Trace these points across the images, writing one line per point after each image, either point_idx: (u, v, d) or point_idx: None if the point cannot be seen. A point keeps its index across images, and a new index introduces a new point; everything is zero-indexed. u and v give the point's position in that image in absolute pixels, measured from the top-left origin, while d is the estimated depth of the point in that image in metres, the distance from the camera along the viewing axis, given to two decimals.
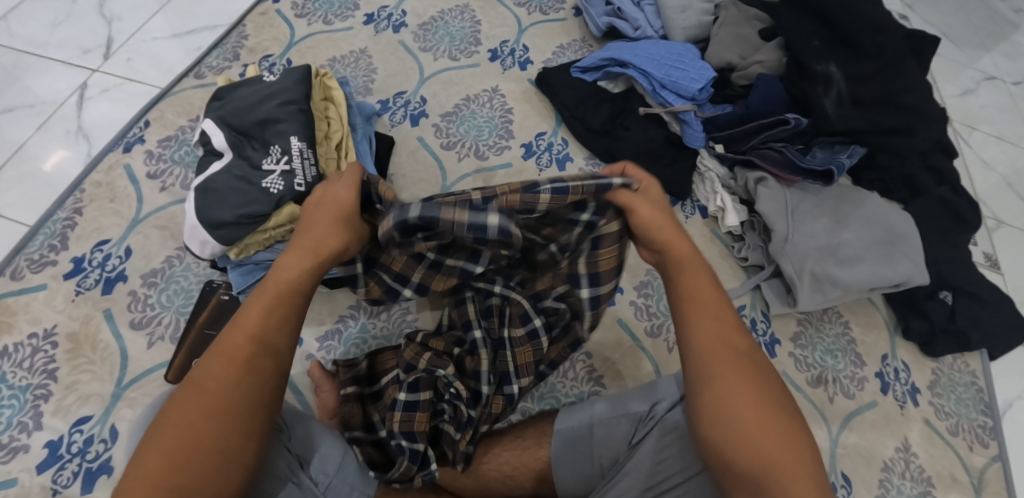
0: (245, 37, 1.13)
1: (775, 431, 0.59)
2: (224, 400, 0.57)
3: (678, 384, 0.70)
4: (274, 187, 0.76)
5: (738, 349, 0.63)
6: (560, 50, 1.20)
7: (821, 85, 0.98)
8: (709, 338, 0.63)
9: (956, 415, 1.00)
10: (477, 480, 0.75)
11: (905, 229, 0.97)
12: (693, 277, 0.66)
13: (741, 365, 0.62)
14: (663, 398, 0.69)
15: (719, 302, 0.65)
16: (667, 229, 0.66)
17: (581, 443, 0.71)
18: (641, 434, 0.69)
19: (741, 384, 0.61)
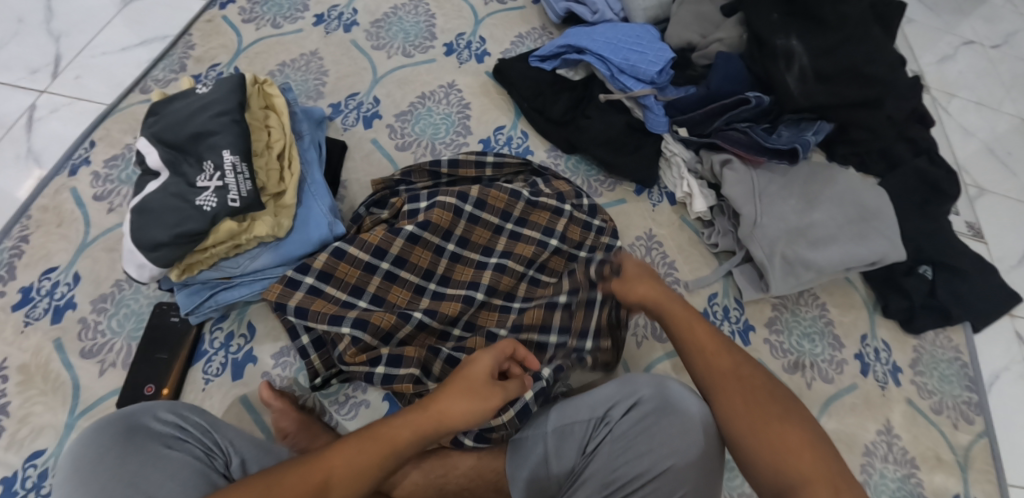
0: (191, 47, 1.09)
1: (792, 434, 0.60)
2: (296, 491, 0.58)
3: (649, 382, 0.69)
4: (208, 204, 0.74)
5: (746, 374, 0.64)
6: (518, 40, 1.17)
7: (782, 61, 0.95)
8: (721, 369, 0.65)
9: (940, 392, 0.97)
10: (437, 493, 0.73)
11: (880, 206, 0.93)
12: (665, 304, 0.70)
13: (753, 389, 0.63)
14: (618, 402, 0.69)
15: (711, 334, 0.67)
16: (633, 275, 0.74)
17: (534, 454, 0.69)
18: (594, 441, 0.68)
19: (772, 404, 0.62)
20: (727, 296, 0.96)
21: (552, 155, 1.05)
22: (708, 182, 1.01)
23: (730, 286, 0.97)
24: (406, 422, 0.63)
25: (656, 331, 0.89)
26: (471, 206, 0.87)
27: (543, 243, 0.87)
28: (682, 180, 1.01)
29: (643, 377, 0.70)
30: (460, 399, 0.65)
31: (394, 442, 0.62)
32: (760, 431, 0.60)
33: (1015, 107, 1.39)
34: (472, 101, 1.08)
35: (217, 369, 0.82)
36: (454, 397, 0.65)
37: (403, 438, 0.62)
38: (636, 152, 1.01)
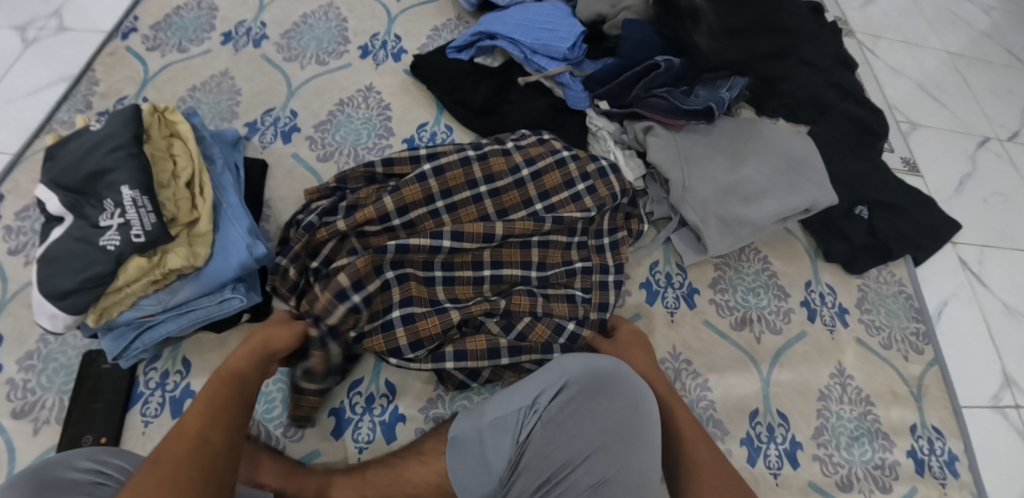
0: (96, 83, 1.06)
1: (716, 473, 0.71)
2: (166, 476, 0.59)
3: (578, 361, 0.69)
4: (112, 244, 0.71)
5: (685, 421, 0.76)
6: (435, 33, 1.15)
7: (690, 21, 0.94)
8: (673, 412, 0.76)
9: (888, 328, 0.99)
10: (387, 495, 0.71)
11: (804, 153, 0.94)
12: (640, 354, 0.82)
13: (693, 435, 0.74)
14: (547, 388, 0.68)
15: (656, 372, 0.81)
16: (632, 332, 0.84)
17: (473, 451, 0.68)
18: (528, 431, 0.67)
19: (703, 444, 0.73)
20: (669, 263, 0.96)
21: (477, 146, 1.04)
22: (636, 150, 0.99)
23: (670, 252, 0.97)
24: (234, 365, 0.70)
25: None
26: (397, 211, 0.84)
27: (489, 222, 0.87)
28: (610, 151, 0.99)
29: (571, 357, 0.70)
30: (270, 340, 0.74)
31: (236, 376, 0.69)
32: (703, 471, 0.71)
33: (940, 41, 1.41)
34: (392, 102, 1.07)
35: (156, 409, 0.80)
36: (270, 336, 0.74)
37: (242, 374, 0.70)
38: (560, 131, 1.01)
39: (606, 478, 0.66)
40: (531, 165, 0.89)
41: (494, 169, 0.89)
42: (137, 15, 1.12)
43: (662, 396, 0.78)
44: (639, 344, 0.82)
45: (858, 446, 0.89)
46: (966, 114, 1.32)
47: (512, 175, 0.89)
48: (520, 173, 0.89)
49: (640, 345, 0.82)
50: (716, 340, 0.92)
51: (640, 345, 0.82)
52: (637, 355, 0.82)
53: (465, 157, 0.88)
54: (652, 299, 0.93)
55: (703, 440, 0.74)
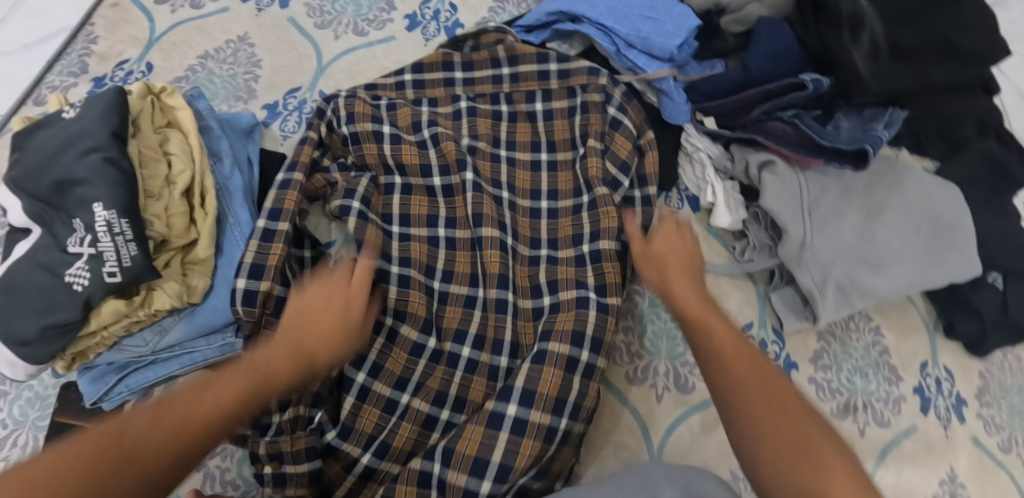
0: (94, 40, 0.89)
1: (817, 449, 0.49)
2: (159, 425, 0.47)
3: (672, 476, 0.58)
4: (78, 282, 0.57)
5: (767, 374, 0.54)
6: (498, 5, 0.95)
7: (848, 30, 0.71)
8: (749, 374, 0.54)
9: (1010, 426, 0.82)
10: None
11: (958, 214, 0.73)
12: (721, 338, 0.57)
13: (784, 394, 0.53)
14: None
15: (752, 353, 0.56)
16: (701, 317, 0.59)
17: None
18: None
19: (782, 408, 0.52)
20: (764, 327, 0.79)
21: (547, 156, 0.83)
22: (741, 183, 0.81)
23: (767, 313, 0.80)
24: (221, 386, 0.52)
25: (678, 380, 0.75)
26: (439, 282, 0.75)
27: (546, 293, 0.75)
28: (708, 182, 0.80)
29: (663, 470, 0.59)
30: (325, 314, 0.60)
31: (275, 371, 0.56)
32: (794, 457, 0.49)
33: None
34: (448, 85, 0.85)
35: None
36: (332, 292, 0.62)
37: (285, 376, 0.56)
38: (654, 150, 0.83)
39: None
40: (591, 194, 0.79)
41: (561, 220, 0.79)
42: None
43: (727, 343, 0.56)
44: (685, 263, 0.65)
45: None
46: None
47: (573, 199, 0.80)
48: (580, 199, 0.79)
49: (683, 266, 0.65)
50: None
51: (684, 251, 0.66)
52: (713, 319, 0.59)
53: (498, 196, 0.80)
54: None
55: (801, 411, 0.52)
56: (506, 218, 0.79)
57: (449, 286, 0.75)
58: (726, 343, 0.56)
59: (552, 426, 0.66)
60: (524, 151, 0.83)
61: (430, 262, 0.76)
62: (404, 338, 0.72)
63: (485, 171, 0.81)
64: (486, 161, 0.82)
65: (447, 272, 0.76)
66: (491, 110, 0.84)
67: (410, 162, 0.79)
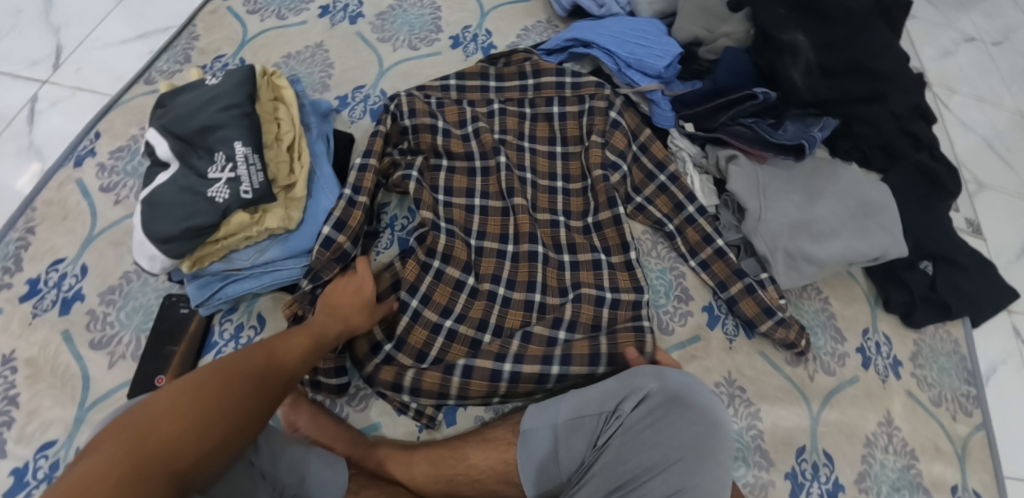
0: (196, 38, 1.10)
1: None
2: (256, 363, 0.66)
3: (653, 376, 0.74)
4: (220, 196, 0.73)
5: None
6: (524, 33, 1.17)
7: (789, 56, 0.93)
8: None
9: (938, 385, 0.99)
10: (469, 472, 0.76)
11: (883, 201, 0.93)
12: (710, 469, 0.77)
13: None
14: (628, 396, 0.73)
15: None
16: None
17: (536, 446, 0.74)
18: (604, 436, 0.73)
19: None
20: None
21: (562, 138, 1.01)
22: (714, 176, 1.00)
23: None
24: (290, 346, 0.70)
25: (662, 324, 0.92)
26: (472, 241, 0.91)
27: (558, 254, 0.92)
28: (688, 173, 1.00)
29: (647, 369, 0.75)
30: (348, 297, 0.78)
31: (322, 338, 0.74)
32: None
33: (1015, 102, 1.42)
34: (484, 91, 1.01)
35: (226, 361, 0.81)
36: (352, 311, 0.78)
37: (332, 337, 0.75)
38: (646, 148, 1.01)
39: (680, 489, 0.66)
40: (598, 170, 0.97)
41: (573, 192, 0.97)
42: None
43: None
44: None
45: (899, 496, 0.89)
46: None
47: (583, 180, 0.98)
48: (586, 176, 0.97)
49: None
50: (771, 371, 0.92)
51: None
52: None
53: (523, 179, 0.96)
54: (713, 323, 0.93)
55: None
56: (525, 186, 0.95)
57: (483, 242, 0.92)
58: None
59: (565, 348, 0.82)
60: (543, 143, 0.99)
61: (467, 225, 0.92)
62: (448, 276, 0.88)
63: (513, 158, 0.97)
64: (513, 150, 0.98)
65: (480, 232, 0.92)
66: (518, 112, 1.00)
67: (455, 149, 0.96)
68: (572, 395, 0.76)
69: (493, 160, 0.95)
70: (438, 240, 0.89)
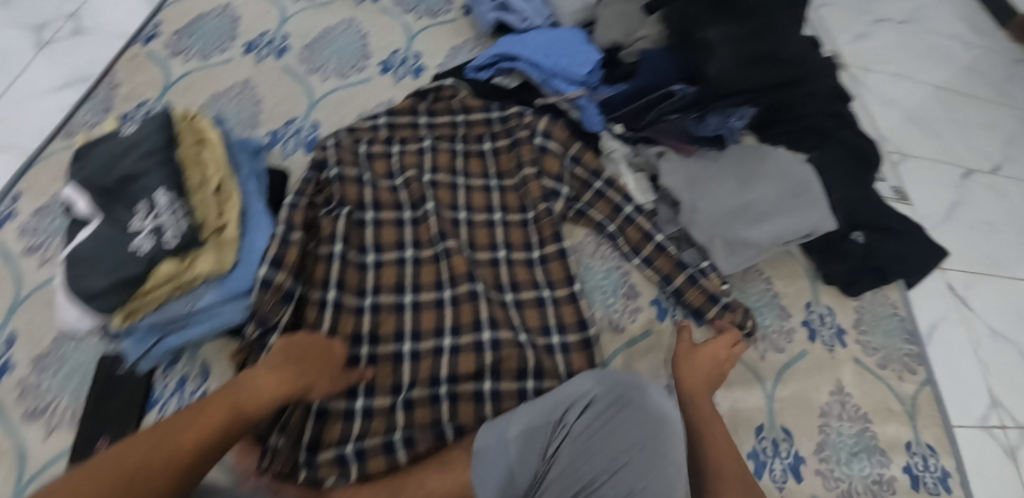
0: (117, 85, 1.09)
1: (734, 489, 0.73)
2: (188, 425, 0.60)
3: (592, 382, 0.75)
4: (144, 246, 0.73)
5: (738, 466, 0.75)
6: (453, 52, 1.19)
7: (704, 52, 0.97)
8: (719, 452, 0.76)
9: (882, 349, 1.03)
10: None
11: (810, 179, 0.97)
12: (707, 411, 0.81)
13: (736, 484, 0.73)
14: (572, 405, 0.74)
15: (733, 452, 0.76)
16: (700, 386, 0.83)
17: (491, 462, 0.70)
18: (554, 447, 0.72)
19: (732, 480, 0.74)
20: None
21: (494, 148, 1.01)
22: (649, 173, 1.03)
23: None
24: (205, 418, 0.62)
25: (611, 323, 0.94)
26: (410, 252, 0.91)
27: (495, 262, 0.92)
28: (623, 173, 1.01)
29: (586, 377, 0.77)
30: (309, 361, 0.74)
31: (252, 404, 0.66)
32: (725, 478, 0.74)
33: (925, 74, 1.51)
34: (414, 127, 1.02)
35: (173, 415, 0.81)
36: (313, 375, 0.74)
37: (261, 399, 0.67)
38: None
39: (634, 489, 0.67)
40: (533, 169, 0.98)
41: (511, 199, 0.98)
42: (158, 22, 1.16)
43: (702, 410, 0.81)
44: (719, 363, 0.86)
45: (858, 461, 0.92)
46: (955, 145, 1.41)
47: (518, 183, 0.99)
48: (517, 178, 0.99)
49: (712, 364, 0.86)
50: None
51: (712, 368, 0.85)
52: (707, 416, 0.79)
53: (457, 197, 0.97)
54: (662, 316, 0.95)
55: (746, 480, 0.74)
56: (460, 198, 0.97)
57: (419, 252, 0.91)
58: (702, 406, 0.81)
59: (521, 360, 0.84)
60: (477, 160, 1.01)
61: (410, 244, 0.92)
62: (384, 304, 0.87)
63: (445, 177, 0.99)
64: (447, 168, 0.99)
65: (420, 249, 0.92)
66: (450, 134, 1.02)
67: (379, 170, 0.98)
68: (520, 409, 0.74)
69: (422, 210, 0.94)
70: (367, 284, 0.88)
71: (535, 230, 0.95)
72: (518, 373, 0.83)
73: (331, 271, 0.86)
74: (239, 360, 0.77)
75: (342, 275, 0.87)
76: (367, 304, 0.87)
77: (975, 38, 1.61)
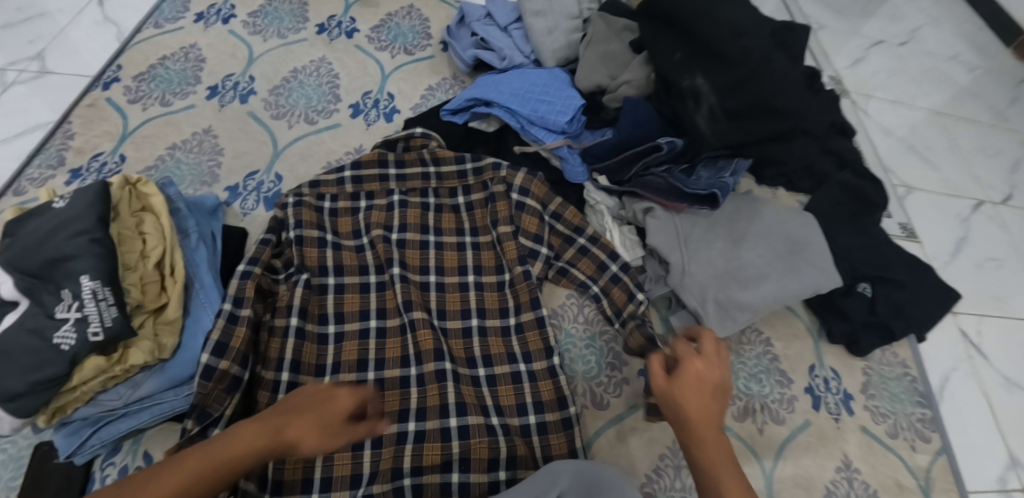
0: (71, 136, 1.02)
1: None
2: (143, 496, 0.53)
3: (563, 473, 0.68)
4: (66, 342, 0.66)
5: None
6: (429, 92, 1.12)
7: (691, 101, 0.90)
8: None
9: (893, 414, 0.94)
10: None
11: (808, 236, 0.89)
12: (721, 461, 0.61)
13: None
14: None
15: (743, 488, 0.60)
16: (708, 427, 0.63)
17: None
18: None
19: None
20: None
21: (468, 202, 0.95)
22: (636, 226, 0.95)
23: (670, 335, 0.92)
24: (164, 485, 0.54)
25: (595, 397, 0.86)
26: (374, 322, 0.84)
27: (467, 331, 0.85)
28: (607, 228, 0.94)
29: (557, 466, 0.68)
30: (319, 406, 0.62)
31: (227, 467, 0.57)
32: None
33: (934, 100, 1.42)
34: (383, 180, 0.94)
35: None
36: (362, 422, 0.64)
37: (242, 456, 0.57)
38: None
39: None
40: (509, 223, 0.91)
41: (484, 258, 0.91)
42: (120, 65, 1.10)
43: (714, 450, 0.62)
44: (706, 385, 0.65)
45: None
46: (963, 176, 1.31)
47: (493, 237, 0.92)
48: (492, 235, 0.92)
49: (714, 394, 0.65)
50: None
51: (708, 392, 0.65)
52: (709, 431, 0.63)
53: (427, 259, 0.90)
54: None
55: None
56: (431, 259, 0.90)
57: (385, 322, 0.85)
58: (717, 465, 0.61)
59: (492, 450, 0.76)
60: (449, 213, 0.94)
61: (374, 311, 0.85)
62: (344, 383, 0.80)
63: (415, 235, 0.91)
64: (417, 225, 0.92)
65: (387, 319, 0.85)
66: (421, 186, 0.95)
67: (343, 229, 0.91)
68: None
69: (387, 274, 0.87)
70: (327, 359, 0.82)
71: (512, 294, 0.88)
72: (489, 464, 0.76)
73: (286, 349, 0.79)
74: (176, 460, 0.69)
75: (298, 353, 0.80)
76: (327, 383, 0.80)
77: (980, 59, 1.52)
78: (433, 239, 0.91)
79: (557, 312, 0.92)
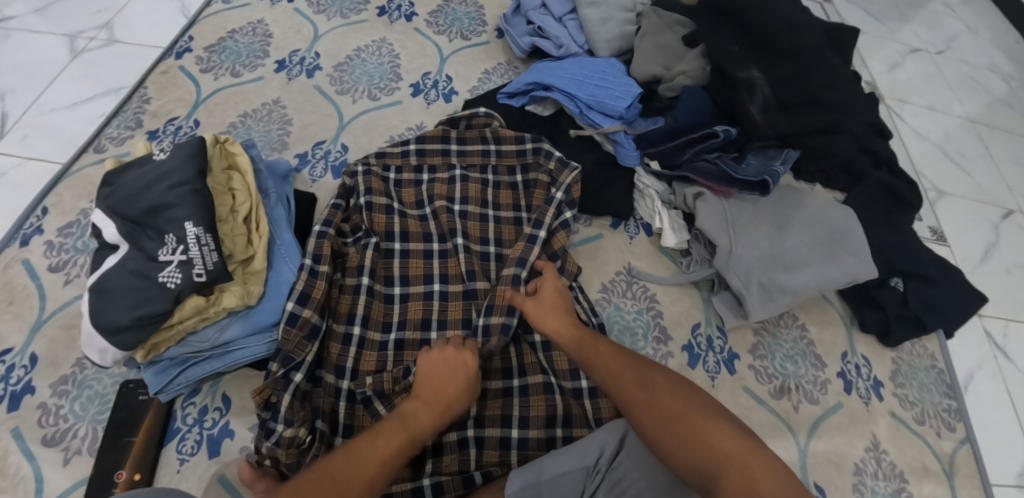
0: (147, 101, 1.07)
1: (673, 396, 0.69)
2: (365, 458, 0.66)
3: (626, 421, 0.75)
4: (172, 281, 0.71)
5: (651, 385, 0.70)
6: (485, 76, 1.17)
7: (744, 91, 0.95)
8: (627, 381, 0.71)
9: (921, 402, 0.99)
10: None
11: (849, 226, 0.94)
12: (601, 349, 0.76)
13: (663, 391, 0.70)
14: (605, 446, 0.73)
15: (618, 354, 0.75)
16: (570, 335, 0.78)
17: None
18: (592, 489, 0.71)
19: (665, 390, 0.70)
20: (710, 325, 0.96)
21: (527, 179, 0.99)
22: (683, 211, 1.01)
23: (712, 314, 0.97)
24: (386, 442, 0.68)
25: None
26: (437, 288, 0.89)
27: None
28: (656, 212, 1.00)
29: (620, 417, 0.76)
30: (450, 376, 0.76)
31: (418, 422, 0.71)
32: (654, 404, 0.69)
33: (965, 108, 1.46)
34: (445, 155, 0.99)
35: (192, 447, 0.78)
36: (458, 355, 0.77)
37: (424, 423, 0.71)
38: (609, 187, 1.01)
39: None
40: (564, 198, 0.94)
41: None
42: (191, 36, 1.15)
43: (592, 347, 0.76)
44: (557, 304, 0.82)
45: None
46: (990, 185, 1.35)
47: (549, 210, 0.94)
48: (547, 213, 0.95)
49: (555, 306, 0.82)
50: (756, 407, 0.91)
51: (549, 308, 0.81)
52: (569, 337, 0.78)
53: (486, 231, 0.95)
54: (693, 363, 0.93)
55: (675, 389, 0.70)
56: (490, 231, 0.95)
57: (447, 286, 0.89)
58: (597, 357, 0.75)
59: (550, 411, 0.82)
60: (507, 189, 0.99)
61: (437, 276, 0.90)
62: (409, 340, 0.85)
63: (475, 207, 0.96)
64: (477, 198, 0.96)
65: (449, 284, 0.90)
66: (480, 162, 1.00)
67: (406, 199, 0.96)
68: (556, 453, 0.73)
69: (450, 242, 0.92)
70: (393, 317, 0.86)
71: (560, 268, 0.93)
72: (546, 420, 0.81)
73: (357, 305, 0.85)
74: (261, 398, 0.75)
75: (368, 309, 0.85)
76: (392, 339, 0.85)
77: (1012, 72, 1.57)
78: (490, 211, 0.96)
79: (605, 289, 0.96)
